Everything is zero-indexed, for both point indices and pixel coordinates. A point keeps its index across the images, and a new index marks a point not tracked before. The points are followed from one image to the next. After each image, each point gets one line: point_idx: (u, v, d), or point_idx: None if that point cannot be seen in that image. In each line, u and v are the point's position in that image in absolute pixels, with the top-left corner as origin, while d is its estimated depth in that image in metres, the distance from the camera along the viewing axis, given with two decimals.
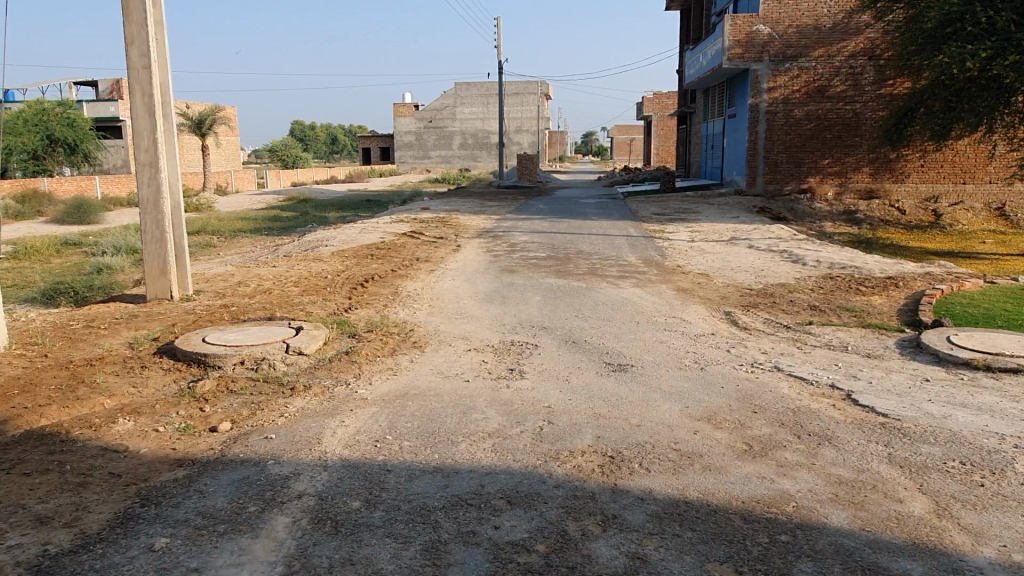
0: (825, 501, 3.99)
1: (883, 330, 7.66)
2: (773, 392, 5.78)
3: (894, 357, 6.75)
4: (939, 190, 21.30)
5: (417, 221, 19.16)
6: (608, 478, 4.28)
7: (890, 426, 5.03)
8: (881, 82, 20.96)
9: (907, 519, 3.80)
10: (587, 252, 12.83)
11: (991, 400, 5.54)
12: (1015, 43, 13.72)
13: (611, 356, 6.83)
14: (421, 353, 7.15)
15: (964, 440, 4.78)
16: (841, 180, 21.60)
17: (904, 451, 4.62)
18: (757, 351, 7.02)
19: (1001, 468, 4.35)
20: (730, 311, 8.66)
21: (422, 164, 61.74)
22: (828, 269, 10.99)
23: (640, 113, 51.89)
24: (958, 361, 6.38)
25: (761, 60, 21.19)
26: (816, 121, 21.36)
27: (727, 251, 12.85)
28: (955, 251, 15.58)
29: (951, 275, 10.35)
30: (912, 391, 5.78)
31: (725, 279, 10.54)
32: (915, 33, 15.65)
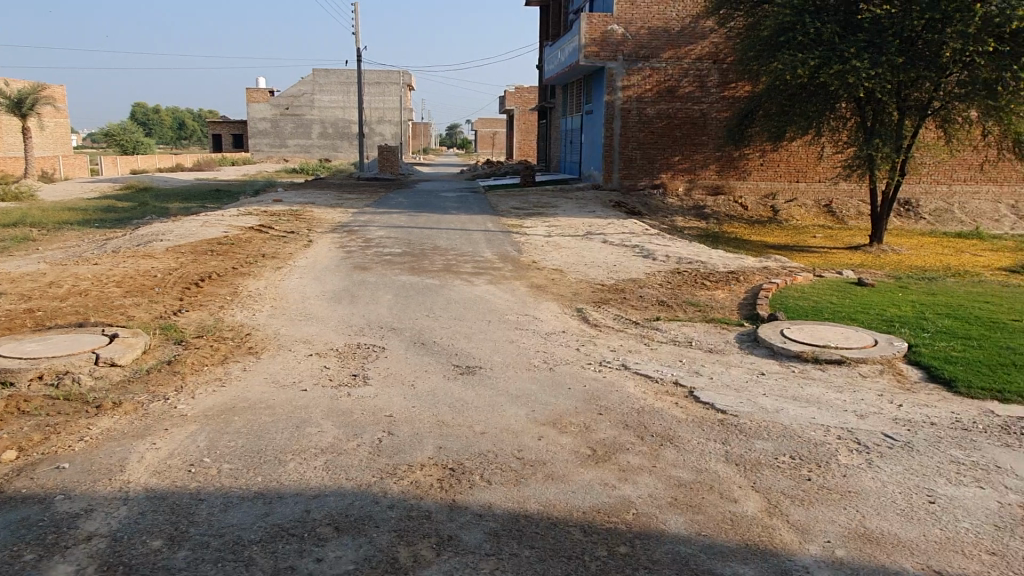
0: (663, 505, 3.95)
1: (724, 324, 7.93)
2: (619, 392, 5.75)
3: (734, 352, 6.97)
4: (777, 187, 22.82)
5: (266, 213, 18.09)
6: (446, 493, 4.02)
7: (728, 423, 5.12)
8: (725, 85, 22.11)
9: (740, 520, 3.82)
10: (444, 248, 12.55)
11: (819, 391, 5.81)
12: (839, 54, 14.81)
13: (460, 358, 6.59)
14: (256, 359, 6.59)
15: (794, 433, 4.93)
16: (690, 176, 22.59)
17: (739, 448, 4.69)
18: (605, 349, 7.03)
19: (826, 461, 4.50)
20: (582, 308, 8.69)
21: (279, 154, 58.75)
22: (676, 264, 11.35)
23: (503, 106, 52.16)
24: (790, 354, 6.67)
25: (615, 59, 21.77)
26: (666, 120, 22.24)
27: (581, 246, 13.01)
28: (791, 245, 16.72)
29: (786, 269, 10.98)
30: (749, 385, 5.96)
31: (579, 274, 10.60)
32: (754, 40, 16.52)
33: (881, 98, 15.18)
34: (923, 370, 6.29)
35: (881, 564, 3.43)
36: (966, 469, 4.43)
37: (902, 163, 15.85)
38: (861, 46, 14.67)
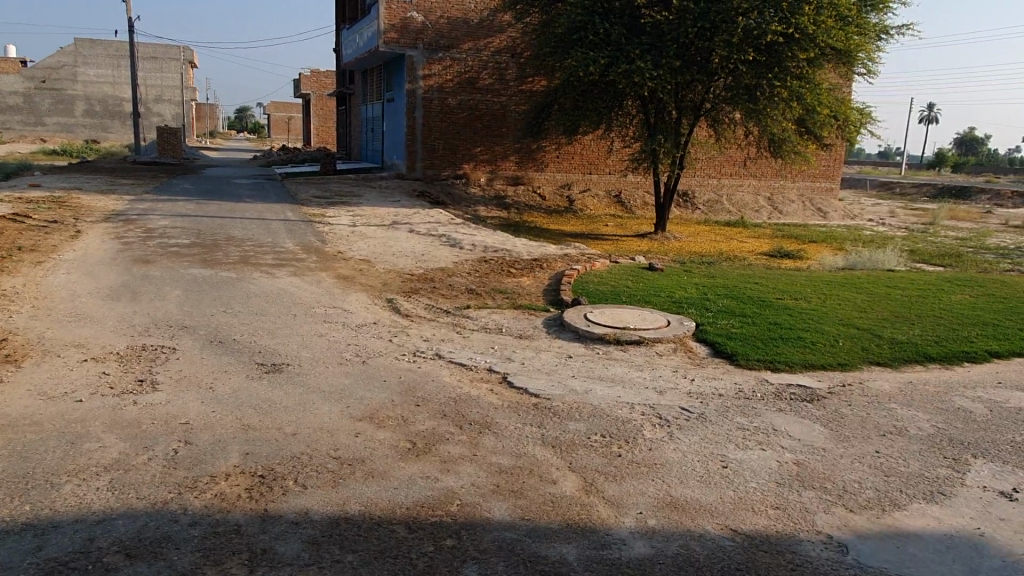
0: (486, 493, 3.94)
1: (532, 310, 8.15)
2: (435, 382, 5.69)
3: (543, 337, 7.19)
4: (572, 178, 24.02)
5: (19, 200, 15.72)
6: (256, 503, 3.70)
7: (542, 406, 5.25)
8: (522, 78, 22.79)
9: (561, 500, 3.92)
10: (239, 238, 11.70)
11: (621, 371, 6.16)
12: (625, 55, 15.82)
13: (263, 355, 6.15)
14: (15, 369, 5.68)
15: (603, 412, 5.18)
16: (492, 167, 23.05)
17: (554, 430, 4.83)
18: (418, 339, 6.93)
19: (633, 437, 4.77)
20: (392, 298, 8.50)
21: (32, 133, 51.36)
22: (482, 253, 11.50)
23: (297, 89, 49.75)
24: (594, 337, 7.00)
25: (415, 47, 21.59)
26: (467, 110, 22.49)
27: (388, 236, 12.77)
28: (587, 233, 17.67)
29: (585, 256, 11.55)
30: (559, 368, 6.17)
31: (386, 265, 10.38)
32: (549, 37, 17.18)
33: (662, 98, 16.45)
34: (709, 346, 6.90)
35: (687, 529, 3.68)
36: (750, 433, 4.90)
37: (680, 158, 17.34)
38: (644, 49, 15.76)
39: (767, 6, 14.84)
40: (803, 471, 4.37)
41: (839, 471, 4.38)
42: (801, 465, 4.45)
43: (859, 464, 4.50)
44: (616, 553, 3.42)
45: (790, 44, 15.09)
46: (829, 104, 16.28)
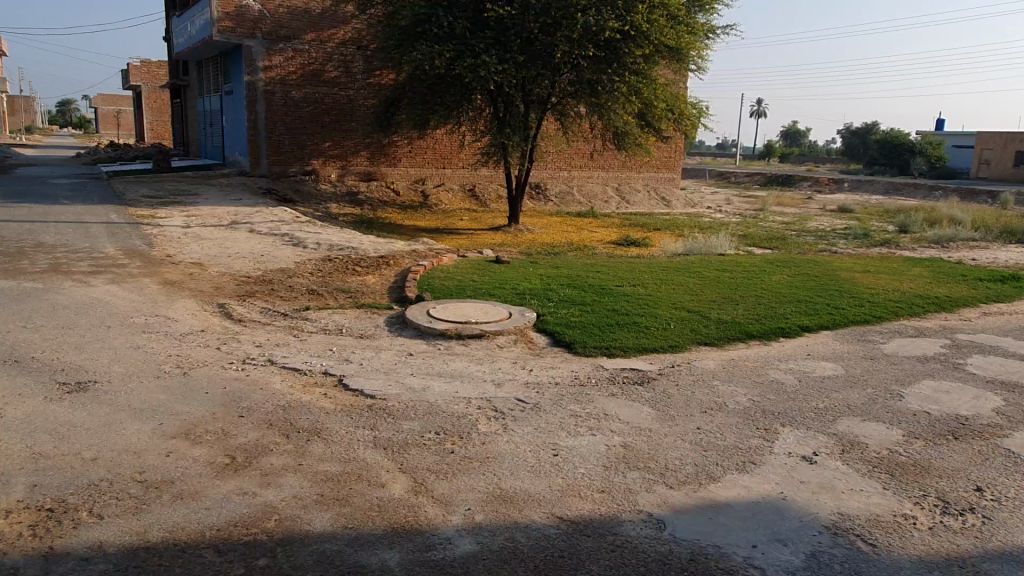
0: (308, 504, 3.76)
1: (374, 308, 7.96)
2: (263, 390, 5.39)
3: (384, 336, 7.02)
4: (425, 173, 23.82)
5: None
6: (40, 542, 3.32)
7: (377, 408, 5.11)
8: (369, 72, 22.30)
9: (386, 504, 3.80)
10: (50, 244, 10.60)
11: (462, 365, 6.12)
12: (470, 49, 15.80)
13: (67, 373, 5.56)
14: None
15: (440, 409, 5.12)
16: (342, 163, 22.39)
17: (387, 431, 4.70)
18: (250, 345, 6.56)
19: (468, 432, 4.74)
20: (224, 303, 7.99)
21: None
22: (327, 251, 11.12)
23: (126, 81, 46.03)
24: (435, 333, 6.92)
25: (253, 37, 20.48)
26: (313, 104, 21.69)
27: (225, 237, 12.06)
28: (440, 228, 17.58)
29: (433, 251, 11.45)
30: (398, 367, 6.04)
31: (221, 267, 9.79)
32: (393, 29, 16.83)
33: (508, 92, 16.61)
34: (549, 336, 7.02)
35: (513, 521, 3.69)
36: (583, 420, 5.01)
37: (529, 151, 17.63)
38: (489, 43, 15.80)
39: (604, 5, 15.37)
40: (629, 453, 4.51)
41: (662, 450, 4.56)
42: (627, 447, 4.59)
43: (680, 441, 4.71)
44: (440, 554, 3.36)
45: (626, 41, 15.71)
46: (664, 99, 17.13)
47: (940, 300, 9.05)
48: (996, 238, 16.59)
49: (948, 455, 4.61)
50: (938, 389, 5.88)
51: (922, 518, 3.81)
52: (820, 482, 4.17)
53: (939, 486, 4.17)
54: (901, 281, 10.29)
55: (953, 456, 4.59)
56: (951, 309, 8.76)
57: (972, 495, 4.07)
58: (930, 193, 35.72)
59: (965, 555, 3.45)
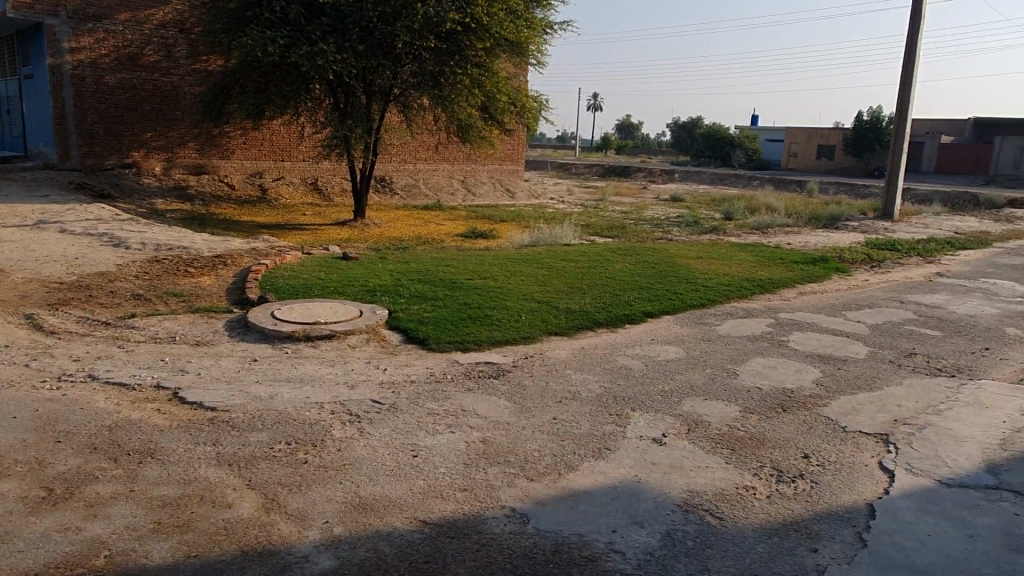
0: (143, 535, 3.40)
1: (211, 312, 7.41)
2: (85, 410, 4.83)
3: (223, 341, 6.55)
4: (261, 166, 22.62)
5: None
6: None
7: (219, 420, 4.74)
8: (195, 57, 20.82)
9: (235, 526, 3.53)
10: None
11: (311, 369, 5.83)
12: (306, 36, 15.11)
13: None
14: None
15: (289, 417, 4.84)
16: (168, 155, 20.73)
17: (231, 446, 4.38)
18: (66, 360, 5.87)
19: (321, 439, 4.51)
20: (32, 314, 7.11)
21: None
22: (154, 252, 10.22)
23: None
24: (281, 336, 6.55)
25: (56, 14, 18.32)
26: (132, 91, 19.89)
27: (29, 239, 10.75)
28: (281, 224, 16.73)
29: (274, 248, 10.87)
30: (241, 375, 5.65)
31: (27, 273, 8.71)
32: (219, 12, 15.74)
33: (348, 82, 16.09)
34: (401, 333, 6.87)
35: (374, 530, 3.54)
36: (441, 418, 4.93)
37: (373, 144, 17.20)
38: (326, 30, 15.19)
39: None
40: (489, 448, 4.49)
41: (521, 443, 4.58)
42: (487, 442, 4.57)
43: (539, 432, 4.76)
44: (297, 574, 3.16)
45: (467, 33, 15.74)
46: (507, 92, 17.33)
47: (763, 282, 9.84)
48: (806, 223, 18.35)
49: (779, 426, 5.00)
50: (766, 365, 6.37)
51: (761, 487, 4.10)
52: (670, 462, 4.37)
53: (773, 457, 4.50)
54: (730, 266, 11.08)
55: (783, 427, 4.98)
56: (774, 290, 9.55)
57: (801, 462, 4.43)
58: (749, 183, 38.96)
59: (799, 519, 3.74)
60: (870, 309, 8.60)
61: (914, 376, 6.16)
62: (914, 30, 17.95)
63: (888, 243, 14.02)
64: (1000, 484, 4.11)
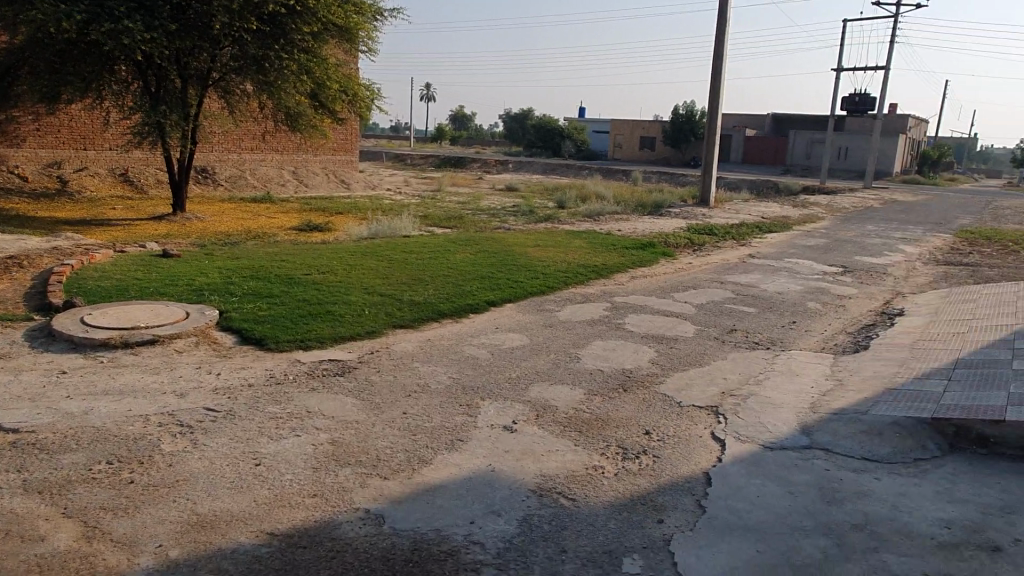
0: None
1: (7, 321, 6.54)
2: None
3: (24, 353, 5.80)
4: (60, 156, 20.30)
5: None
6: None
7: (23, 444, 4.19)
8: None
9: (49, 562, 3.12)
10: None
11: (133, 378, 5.31)
12: (108, 12, 13.68)
13: None
14: None
15: (109, 433, 4.37)
16: None
17: (41, 471, 3.88)
18: None
19: (149, 455, 4.11)
20: None
21: None
22: None
23: None
24: (95, 344, 5.91)
25: None
26: None
27: None
28: (87, 219, 15.12)
29: (81, 247, 9.79)
30: (47, 390, 5.02)
31: None
32: None
33: (160, 64, 14.80)
34: (235, 334, 6.43)
35: (216, 549, 3.28)
36: (284, 421, 4.67)
37: (192, 132, 15.98)
38: (131, 7, 13.83)
39: None
40: (338, 449, 4.31)
41: (371, 442, 4.44)
42: (335, 443, 4.39)
43: (389, 429, 4.64)
44: None
45: (292, 17, 14.99)
46: (337, 80, 16.76)
47: (598, 268, 10.27)
48: (633, 211, 19.42)
49: (621, 406, 5.23)
50: (606, 347, 6.65)
51: (608, 466, 4.26)
52: (522, 449, 4.42)
53: (618, 436, 4.69)
54: (566, 253, 11.46)
55: (625, 406, 5.22)
56: (607, 275, 10.00)
57: (643, 439, 4.66)
58: (579, 173, 40.62)
59: (644, 492, 3.93)
60: (694, 290, 9.24)
61: (735, 351, 6.70)
62: (721, 32, 19.46)
63: (706, 228, 15.15)
64: (813, 443, 4.56)
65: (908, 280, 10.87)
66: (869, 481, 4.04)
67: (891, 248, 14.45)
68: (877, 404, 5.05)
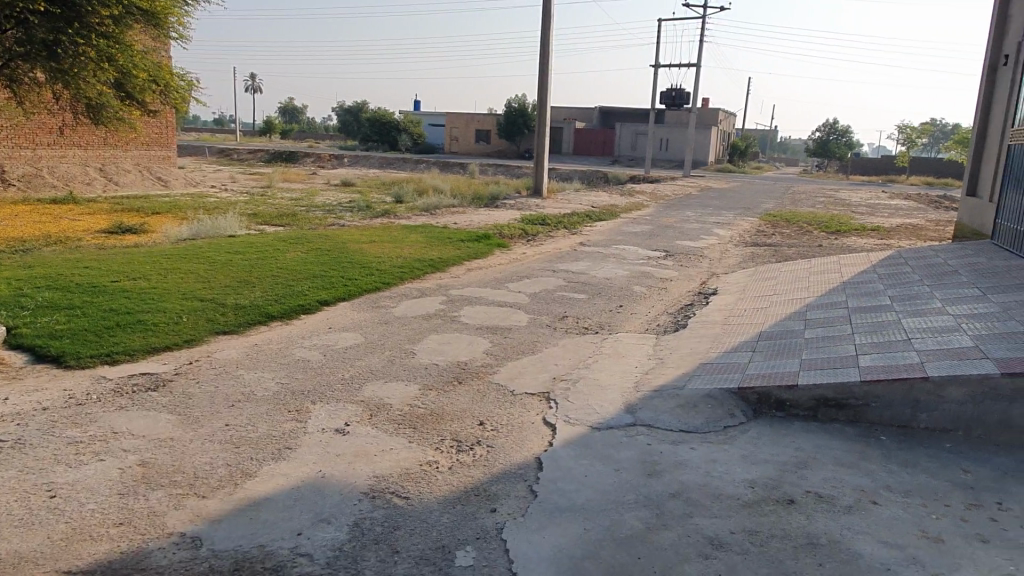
0: None
1: None
2: None
3: None
4: None
5: None
6: None
7: None
8: None
9: None
10: None
11: None
12: None
13: None
14: None
15: None
16: None
17: None
18: None
19: None
20: None
21: None
22: None
23: None
24: None
25: None
26: None
27: None
28: None
29: None
30: None
31: None
32: None
33: None
34: (27, 353, 5.75)
35: None
36: (85, 446, 4.24)
37: None
38: None
39: None
40: (150, 470, 3.98)
41: (188, 459, 4.13)
42: (147, 465, 4.04)
43: (209, 443, 4.35)
44: None
45: None
46: (144, 68, 15.42)
47: (434, 262, 10.24)
48: (470, 203, 19.62)
49: (455, 398, 5.24)
50: (441, 341, 6.64)
51: (443, 460, 4.25)
52: (354, 451, 4.31)
53: (452, 429, 4.70)
54: (402, 248, 11.33)
55: (460, 399, 5.23)
56: (443, 269, 10.00)
57: (477, 430, 4.70)
58: (416, 166, 40.44)
59: (478, 483, 3.96)
60: (528, 279, 9.47)
61: (567, 337, 6.94)
62: (546, 28, 20.06)
63: (539, 218, 15.58)
64: (636, 420, 4.81)
65: (720, 261, 11.79)
66: (685, 452, 4.32)
67: (707, 232, 15.62)
68: (691, 379, 5.43)
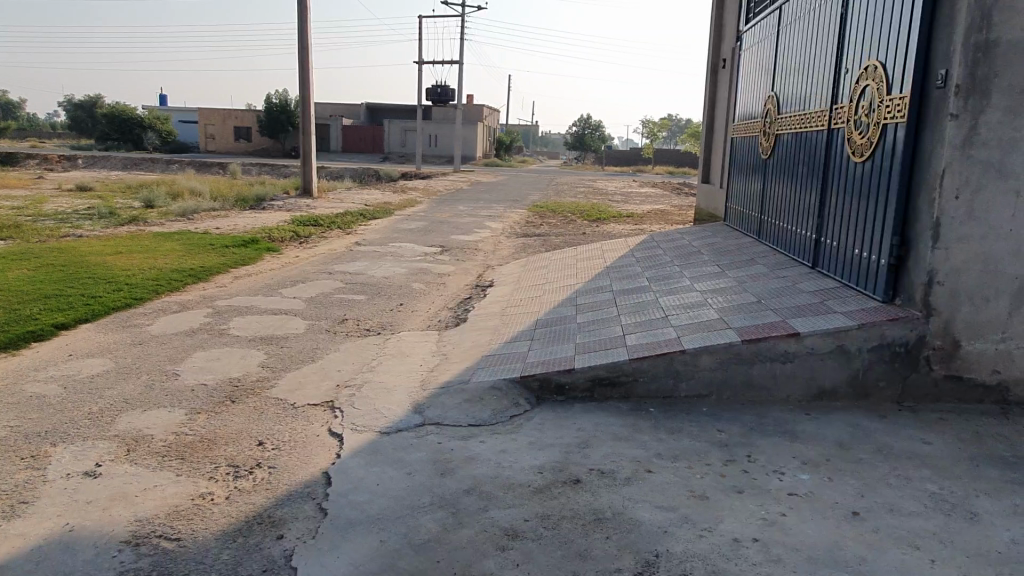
0: None
1: None
2: None
3: None
4: None
5: None
6: None
7: None
8: None
9: None
10: None
11: None
12: None
13: None
14: None
15: None
16: None
17: None
18: None
19: None
20: None
21: None
22: None
23: None
24: None
25: None
26: None
27: None
28: None
29: None
30: None
31: None
32: None
33: None
34: None
35: None
36: None
37: None
38: None
39: None
40: None
41: None
42: None
43: None
44: None
45: None
46: None
47: (195, 271, 9.39)
48: (232, 205, 18.31)
49: (229, 420, 4.82)
50: (208, 358, 6.08)
51: (219, 490, 3.87)
52: (110, 495, 3.77)
53: (227, 454, 4.30)
54: (154, 258, 10.23)
55: (234, 420, 4.82)
56: (206, 278, 9.20)
57: (256, 451, 4.35)
58: (168, 167, 37.03)
59: (261, 510, 3.65)
60: (303, 283, 9.02)
61: (348, 341, 6.70)
62: (303, 20, 19.26)
63: (310, 219, 14.96)
64: (424, 420, 4.75)
65: (495, 254, 12.14)
66: (475, 446, 4.35)
67: (480, 225, 16.04)
68: (476, 372, 5.49)
